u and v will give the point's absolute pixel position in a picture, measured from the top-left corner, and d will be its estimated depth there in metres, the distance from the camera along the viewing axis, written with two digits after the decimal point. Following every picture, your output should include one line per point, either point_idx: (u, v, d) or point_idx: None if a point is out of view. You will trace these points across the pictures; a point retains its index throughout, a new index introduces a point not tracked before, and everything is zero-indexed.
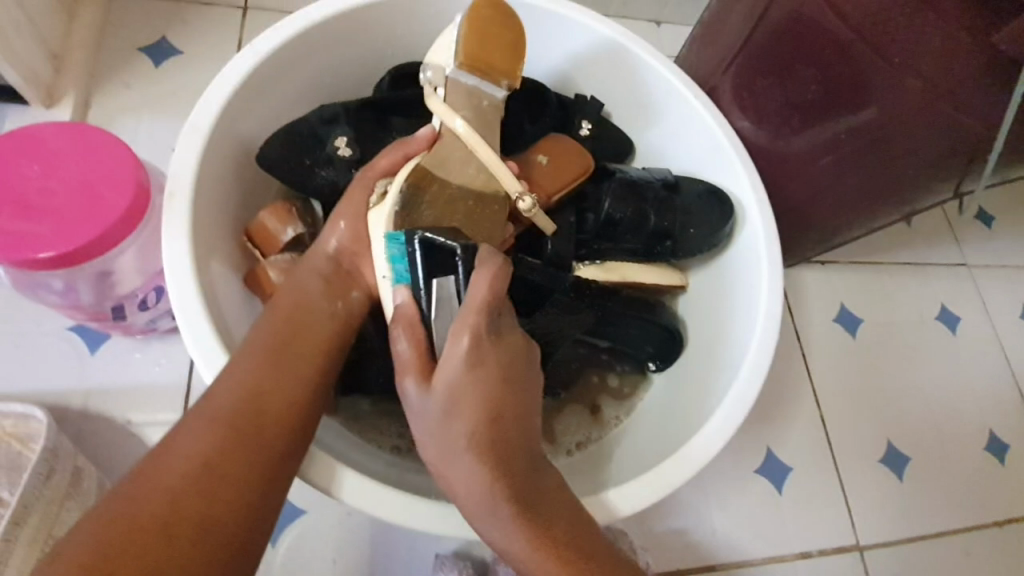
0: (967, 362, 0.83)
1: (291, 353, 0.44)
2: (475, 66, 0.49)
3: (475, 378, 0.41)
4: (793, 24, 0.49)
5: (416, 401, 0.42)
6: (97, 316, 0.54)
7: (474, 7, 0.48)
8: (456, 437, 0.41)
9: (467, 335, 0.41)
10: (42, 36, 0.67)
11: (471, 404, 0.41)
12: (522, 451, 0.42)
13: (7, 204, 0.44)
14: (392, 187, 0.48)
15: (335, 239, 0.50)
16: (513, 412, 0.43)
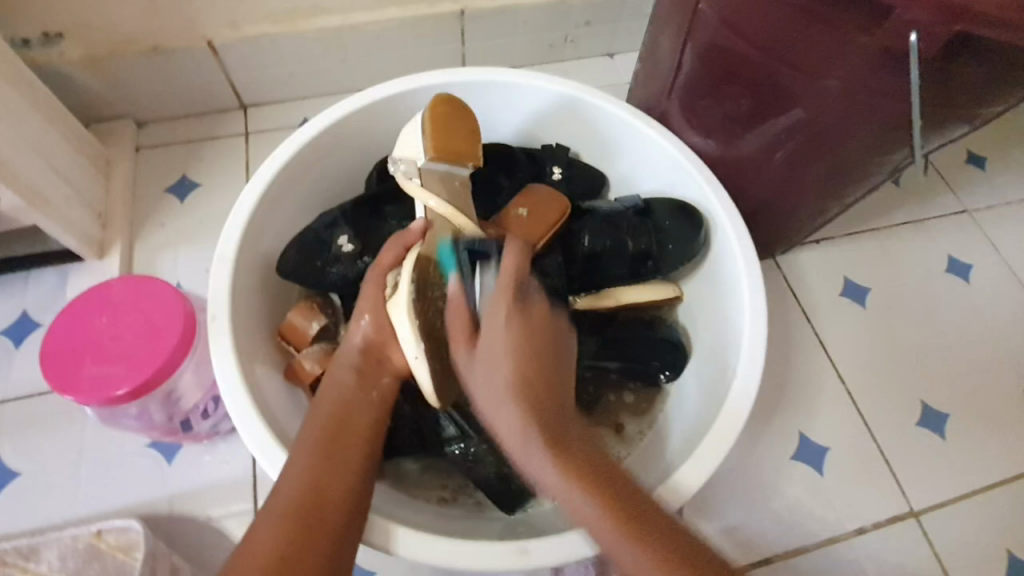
0: (987, 308, 0.83)
1: (340, 442, 0.49)
2: (444, 156, 0.54)
3: (514, 326, 0.52)
4: (712, 51, 0.56)
5: (468, 366, 0.52)
6: (170, 431, 0.62)
7: (433, 106, 0.55)
8: (498, 388, 0.49)
9: (508, 310, 0.53)
10: (88, 200, 0.79)
11: (515, 363, 0.50)
12: (559, 403, 0.50)
13: (87, 354, 0.53)
14: (404, 275, 0.53)
15: (359, 333, 0.54)
16: (546, 359, 0.52)
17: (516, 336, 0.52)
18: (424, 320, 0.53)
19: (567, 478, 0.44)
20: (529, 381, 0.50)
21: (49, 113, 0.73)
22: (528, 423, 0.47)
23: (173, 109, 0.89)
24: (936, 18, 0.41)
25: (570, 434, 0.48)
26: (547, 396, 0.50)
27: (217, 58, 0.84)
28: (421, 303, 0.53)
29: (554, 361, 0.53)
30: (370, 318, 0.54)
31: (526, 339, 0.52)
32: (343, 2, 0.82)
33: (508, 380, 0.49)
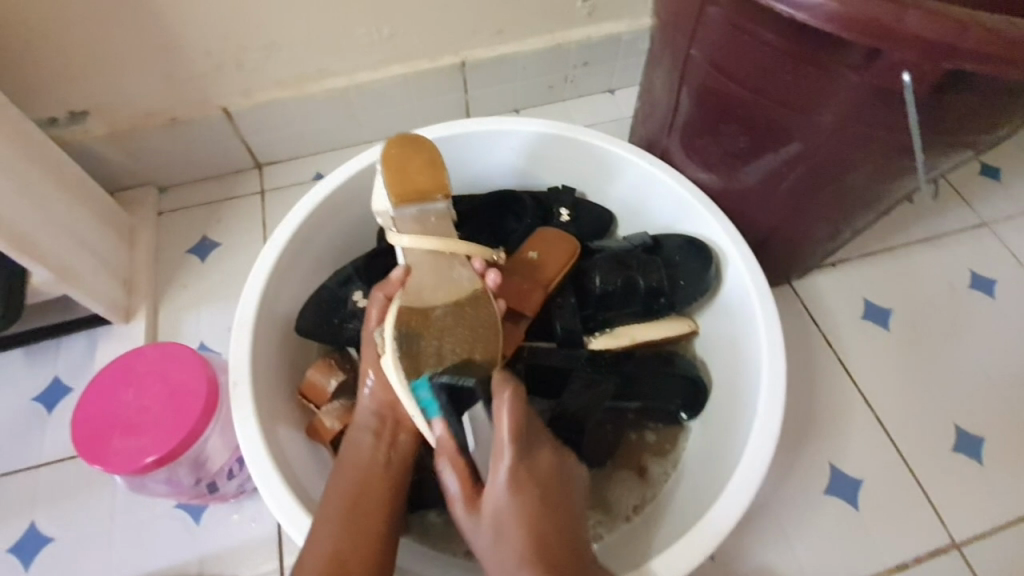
0: (1017, 324, 0.80)
1: (362, 511, 0.49)
2: (407, 198, 0.56)
3: (524, 501, 0.44)
4: (706, 93, 0.59)
5: (473, 530, 0.47)
6: (197, 494, 0.63)
7: (386, 151, 0.58)
8: (508, 556, 0.44)
9: (507, 407, 0.46)
10: (114, 267, 0.82)
11: (514, 526, 0.44)
12: (564, 520, 0.46)
13: (116, 427, 0.55)
14: (388, 333, 0.53)
15: (369, 394, 0.55)
16: (554, 509, 0.45)
17: (517, 502, 0.44)
18: (418, 380, 0.52)
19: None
20: (531, 548, 0.43)
21: (75, 189, 0.77)
22: (525, 559, 0.43)
23: (192, 173, 0.93)
24: (924, 56, 0.42)
25: (564, 544, 0.44)
26: (554, 555, 0.43)
27: (232, 123, 0.88)
28: (408, 365, 0.52)
29: (560, 502, 0.46)
30: (374, 376, 0.55)
31: (533, 519, 0.44)
32: (348, 63, 0.86)
33: (506, 543, 0.44)
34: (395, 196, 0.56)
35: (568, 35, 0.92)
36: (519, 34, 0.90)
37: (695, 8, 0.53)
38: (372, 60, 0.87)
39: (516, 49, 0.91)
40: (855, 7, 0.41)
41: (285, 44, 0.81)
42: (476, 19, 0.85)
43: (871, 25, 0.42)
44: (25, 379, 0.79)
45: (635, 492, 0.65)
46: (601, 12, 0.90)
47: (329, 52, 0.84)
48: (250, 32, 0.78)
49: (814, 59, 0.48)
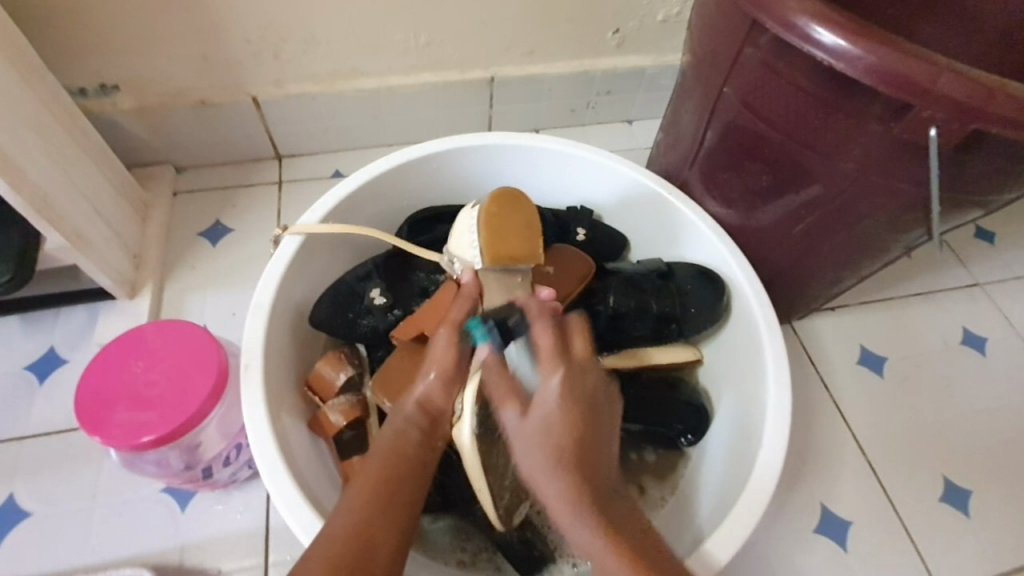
0: (1004, 382, 0.83)
1: (399, 492, 0.47)
2: (501, 261, 0.59)
3: (569, 400, 0.47)
4: (733, 130, 0.61)
5: (515, 425, 0.47)
6: (190, 479, 0.62)
7: (486, 208, 0.61)
8: (534, 437, 0.45)
9: (557, 373, 0.48)
10: (125, 241, 0.81)
11: (563, 423, 0.45)
12: (597, 432, 0.47)
13: (122, 399, 0.54)
14: (467, 407, 0.52)
15: (423, 387, 0.50)
16: (588, 433, 0.46)
17: (568, 392, 0.47)
18: (485, 455, 0.53)
19: (608, 553, 0.42)
20: (569, 445, 0.45)
21: (97, 157, 0.77)
22: (558, 447, 0.45)
23: (212, 156, 0.94)
24: (952, 116, 0.45)
25: (596, 444, 0.47)
26: (595, 462, 0.46)
27: (259, 112, 0.89)
28: (487, 442, 0.53)
29: (600, 414, 0.48)
30: (438, 372, 0.50)
31: (579, 409, 0.46)
32: (381, 67, 0.88)
33: (547, 429, 0.45)
34: (489, 256, 0.59)
35: (595, 62, 0.94)
36: (549, 57, 0.92)
37: (732, 48, 0.56)
38: (404, 66, 0.88)
39: (545, 71, 0.93)
40: (891, 64, 0.44)
41: (323, 41, 0.82)
42: (510, 37, 0.88)
43: (905, 82, 0.44)
44: (21, 345, 0.77)
45: None
46: (629, 44, 0.93)
47: (364, 52, 0.85)
48: (290, 25, 0.79)
49: (844, 107, 0.51)
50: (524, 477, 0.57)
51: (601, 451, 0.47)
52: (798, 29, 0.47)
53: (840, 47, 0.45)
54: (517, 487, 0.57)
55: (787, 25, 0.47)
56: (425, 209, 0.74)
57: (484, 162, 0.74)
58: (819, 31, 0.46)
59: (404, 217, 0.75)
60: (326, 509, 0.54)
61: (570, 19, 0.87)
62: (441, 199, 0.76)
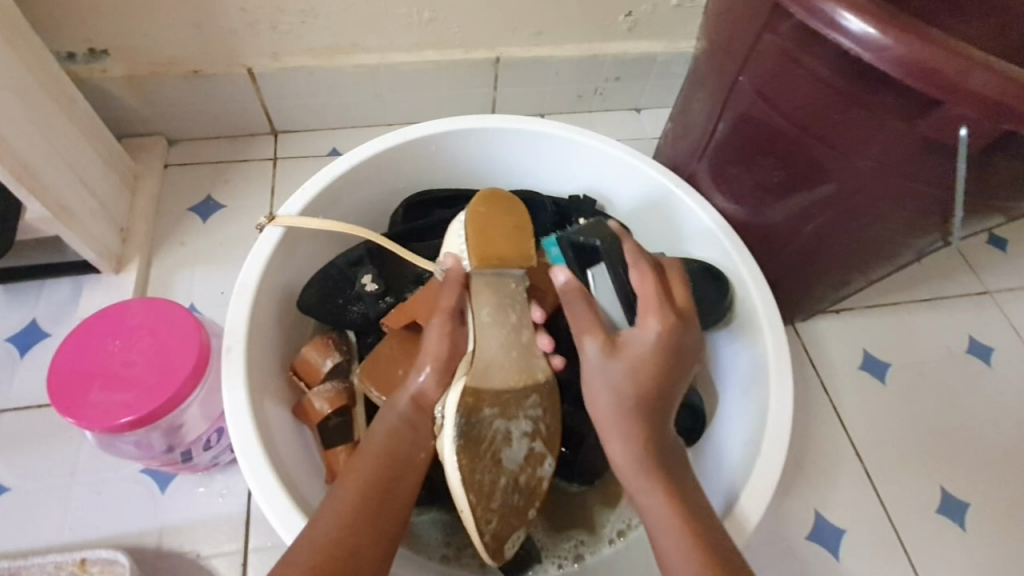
0: (1009, 394, 0.81)
1: (386, 487, 0.46)
2: (489, 262, 0.57)
3: (660, 346, 0.51)
4: (745, 123, 0.59)
5: (595, 356, 0.52)
6: (169, 462, 0.60)
7: (471, 209, 0.58)
8: (619, 378, 0.50)
9: (657, 320, 0.52)
10: (112, 213, 0.79)
11: (652, 366, 0.50)
12: (668, 394, 0.51)
13: (98, 379, 0.52)
14: (450, 412, 0.48)
15: (416, 386, 0.51)
16: (667, 383, 0.50)
17: (659, 350, 0.51)
18: (470, 468, 0.48)
19: (657, 490, 0.47)
20: (649, 385, 0.50)
21: (84, 126, 0.74)
22: (638, 393, 0.49)
23: (206, 129, 0.91)
24: (982, 115, 0.43)
25: (667, 399, 0.51)
26: (665, 401, 0.50)
27: (254, 85, 0.86)
28: (468, 456, 0.48)
29: (678, 366, 0.52)
30: (431, 371, 0.51)
31: (662, 360, 0.51)
32: (383, 42, 0.84)
33: (627, 369, 0.50)
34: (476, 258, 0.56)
35: (605, 47, 0.91)
36: (558, 39, 0.89)
37: (751, 34, 0.53)
38: (407, 43, 0.85)
39: (553, 53, 0.90)
40: (923, 55, 0.42)
41: (323, 13, 0.79)
42: (517, 17, 0.84)
43: (938, 75, 0.42)
44: (2, 318, 0.75)
45: (623, 515, 0.62)
46: (641, 29, 0.89)
47: (364, 27, 0.82)
48: None
49: (868, 102, 0.48)
50: (517, 502, 0.50)
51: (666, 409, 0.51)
52: (824, 14, 0.44)
53: (868, 35, 0.43)
54: (507, 512, 0.50)
55: (811, 8, 0.45)
56: (423, 192, 0.72)
57: (484, 146, 0.71)
58: (847, 17, 0.43)
59: (401, 199, 0.73)
60: (307, 501, 0.52)
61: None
62: (439, 182, 0.74)
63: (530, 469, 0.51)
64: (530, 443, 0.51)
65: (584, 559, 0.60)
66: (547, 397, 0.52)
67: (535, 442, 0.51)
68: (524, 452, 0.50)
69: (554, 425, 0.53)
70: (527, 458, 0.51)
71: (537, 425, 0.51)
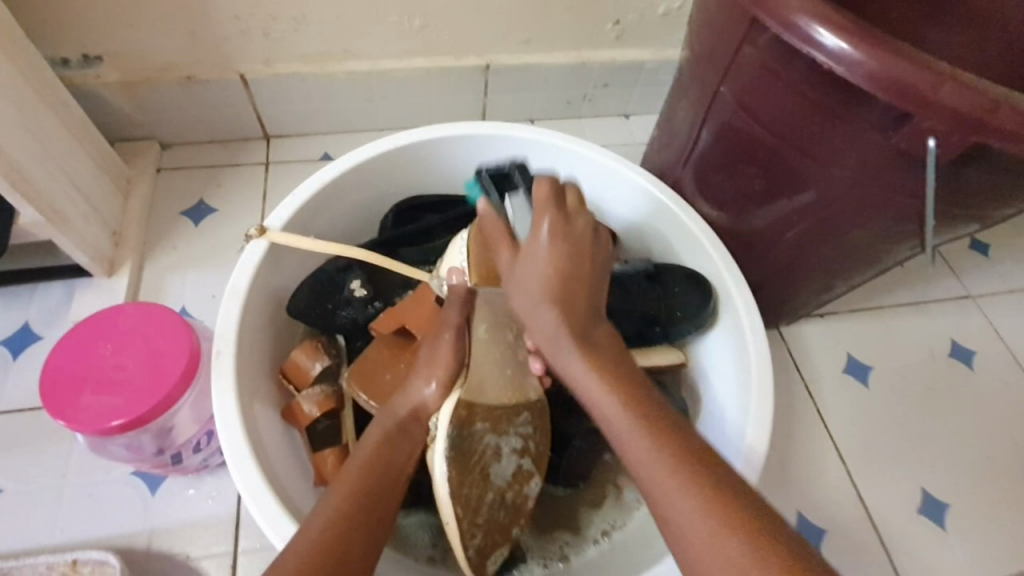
0: (990, 396, 0.82)
1: (376, 490, 0.46)
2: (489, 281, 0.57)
3: (560, 247, 0.49)
4: (728, 131, 0.60)
5: (508, 262, 0.52)
6: (159, 464, 0.61)
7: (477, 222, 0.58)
8: (533, 291, 0.49)
9: (548, 218, 0.49)
10: (104, 217, 0.79)
11: (551, 267, 0.48)
12: (594, 295, 0.51)
13: (89, 382, 0.53)
14: (441, 424, 0.50)
15: (418, 395, 0.51)
16: (577, 279, 0.49)
17: (556, 248, 0.49)
18: (457, 477, 0.50)
19: (604, 391, 0.46)
20: (559, 280, 0.48)
21: (78, 131, 0.75)
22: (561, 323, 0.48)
23: (199, 133, 0.91)
24: (953, 128, 0.44)
25: (590, 310, 0.50)
26: (583, 310, 0.49)
27: (247, 90, 0.87)
28: (458, 469, 0.50)
29: (588, 269, 0.50)
30: (437, 384, 0.51)
31: (570, 262, 0.49)
32: (374, 48, 0.85)
33: (546, 256, 0.49)
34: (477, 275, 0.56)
35: (594, 54, 0.92)
36: (547, 46, 0.90)
37: (732, 45, 0.54)
38: (398, 49, 0.86)
39: (542, 60, 0.91)
40: (894, 70, 0.43)
41: (314, 19, 0.80)
42: (507, 24, 0.85)
43: (908, 90, 0.43)
44: None
45: (608, 516, 0.64)
46: (630, 37, 0.90)
47: (356, 34, 0.83)
48: (280, 2, 0.77)
49: (844, 113, 0.49)
50: (500, 517, 0.53)
51: (598, 311, 0.51)
52: (799, 29, 0.45)
53: (840, 50, 0.44)
54: (491, 527, 0.53)
55: (786, 23, 0.46)
56: (413, 197, 0.74)
57: (472, 152, 0.72)
58: (821, 33, 0.44)
59: (391, 204, 0.74)
60: (295, 504, 0.53)
61: (570, 8, 0.85)
62: (429, 188, 0.75)
63: (517, 485, 0.54)
64: (518, 460, 0.54)
65: (569, 559, 0.61)
66: (536, 416, 0.55)
67: (522, 459, 0.54)
68: (512, 469, 0.54)
69: (542, 443, 0.56)
70: (515, 475, 0.54)
71: (526, 443, 0.54)
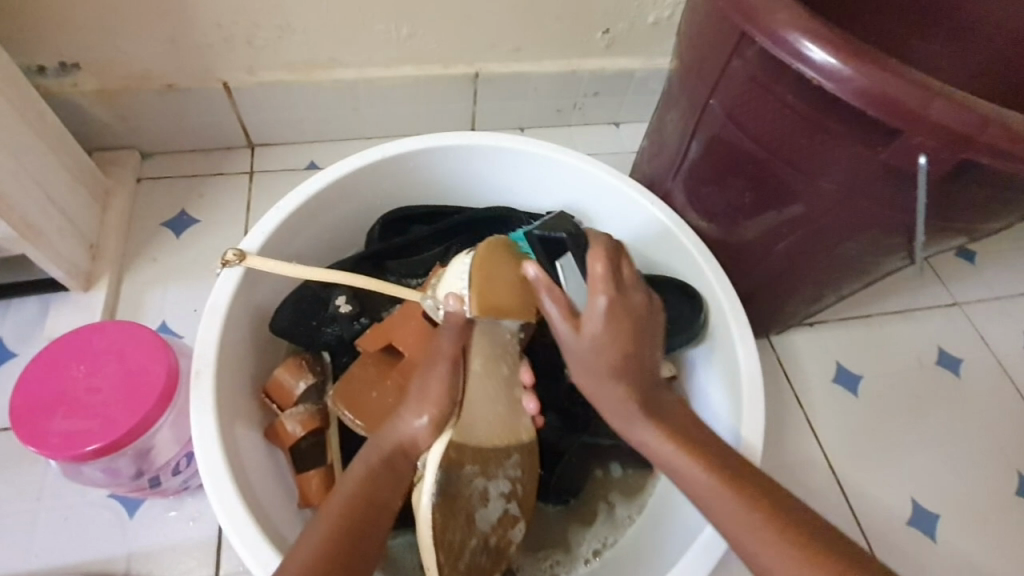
0: (978, 404, 0.82)
1: (360, 529, 0.44)
2: (489, 311, 0.52)
3: (617, 330, 0.47)
4: (716, 144, 0.59)
5: (564, 333, 0.49)
6: (136, 488, 0.59)
7: (482, 248, 0.55)
8: (599, 367, 0.48)
9: (605, 294, 0.47)
10: (82, 230, 0.77)
11: (614, 346, 0.47)
12: (645, 334, 0.49)
13: (61, 406, 0.51)
14: (432, 465, 0.48)
15: (407, 429, 0.48)
16: (637, 345, 0.48)
17: (615, 332, 0.47)
18: (443, 519, 0.50)
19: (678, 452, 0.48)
20: (622, 362, 0.48)
21: (55, 143, 0.73)
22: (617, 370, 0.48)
23: (180, 142, 0.89)
24: (941, 144, 0.44)
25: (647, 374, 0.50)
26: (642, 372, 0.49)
27: (231, 99, 0.85)
28: (444, 514, 0.50)
29: (647, 340, 0.49)
30: (427, 418, 0.48)
31: (628, 341, 0.48)
32: (361, 57, 0.84)
33: (609, 340, 0.47)
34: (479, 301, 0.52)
35: (583, 63, 0.92)
36: (536, 55, 0.89)
37: (721, 59, 0.54)
38: (385, 58, 0.85)
39: (531, 69, 0.90)
40: (882, 86, 0.43)
41: (300, 27, 0.79)
42: (495, 33, 0.85)
43: (897, 105, 0.43)
44: None
45: (598, 535, 0.63)
46: (618, 46, 0.90)
47: (342, 42, 0.82)
48: (264, 10, 0.75)
49: (831, 127, 0.49)
50: (483, 561, 0.55)
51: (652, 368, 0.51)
52: (787, 44, 0.45)
53: (830, 66, 0.44)
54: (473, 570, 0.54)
55: (775, 38, 0.46)
56: (402, 208, 0.72)
57: (460, 163, 0.71)
58: (810, 48, 0.44)
59: (378, 215, 0.73)
60: (277, 529, 0.52)
61: (559, 17, 0.84)
62: (417, 198, 0.74)
63: (502, 529, 0.56)
64: (505, 504, 0.55)
65: None
66: (525, 460, 0.55)
67: (509, 503, 0.56)
68: (497, 513, 0.55)
69: (529, 486, 0.57)
70: (500, 519, 0.56)
71: (513, 486, 0.55)
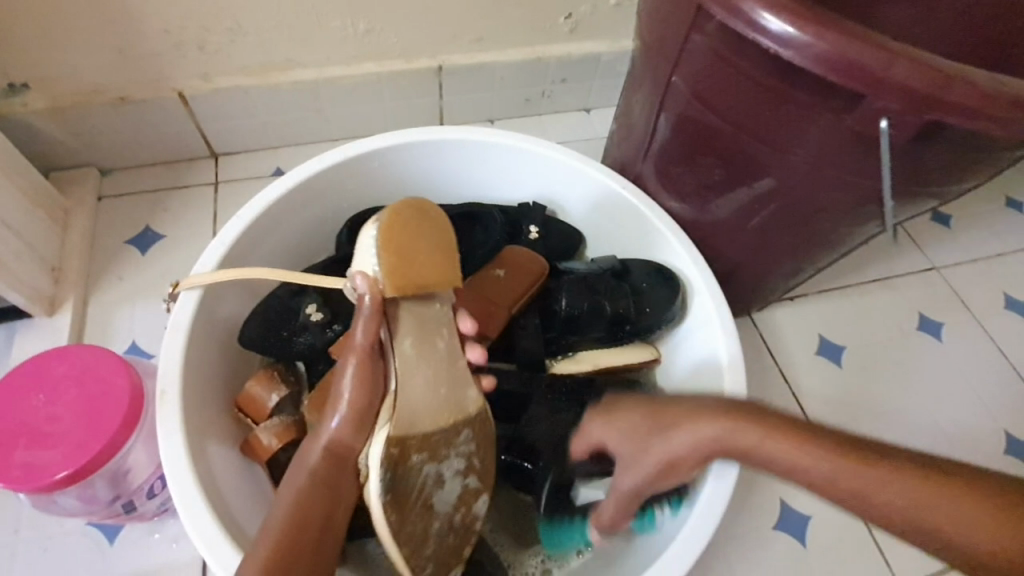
0: (960, 367, 0.83)
1: (301, 538, 0.46)
2: (404, 290, 0.49)
3: None
4: (683, 121, 0.58)
5: None
6: (111, 514, 0.58)
7: (389, 215, 0.50)
8: None
9: None
10: (41, 253, 0.75)
11: None
12: None
13: (22, 437, 0.49)
14: (372, 464, 0.48)
15: (329, 432, 0.48)
16: None
17: None
18: (396, 515, 0.49)
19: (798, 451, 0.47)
20: None
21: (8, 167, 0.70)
22: None
23: (140, 156, 0.87)
24: (904, 106, 0.44)
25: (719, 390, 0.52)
26: None
27: (188, 108, 0.82)
28: (396, 508, 0.49)
29: None
30: (345, 416, 0.48)
31: None
32: (319, 57, 0.82)
33: None
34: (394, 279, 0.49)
35: (548, 49, 0.90)
36: (499, 44, 0.88)
37: (680, 34, 0.53)
38: (344, 56, 0.83)
39: (496, 59, 0.89)
40: (842, 50, 0.42)
41: (253, 29, 0.76)
42: (455, 23, 0.83)
43: (857, 69, 0.42)
44: None
45: None
46: (582, 30, 0.89)
47: (299, 42, 0.79)
48: (214, 14, 0.73)
49: (793, 97, 0.48)
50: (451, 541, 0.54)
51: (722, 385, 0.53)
52: (743, 14, 0.44)
53: (788, 34, 0.43)
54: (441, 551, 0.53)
55: (731, 9, 0.44)
56: (370, 209, 0.70)
57: (426, 159, 0.69)
58: (765, 16, 0.43)
59: (346, 218, 0.71)
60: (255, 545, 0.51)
61: (519, 4, 0.82)
62: (385, 198, 0.72)
63: (464, 506, 0.54)
64: (463, 480, 0.53)
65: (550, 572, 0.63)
66: (479, 433, 0.53)
67: (468, 478, 0.54)
68: (456, 490, 0.53)
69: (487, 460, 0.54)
70: (460, 496, 0.54)
71: (469, 462, 0.53)
